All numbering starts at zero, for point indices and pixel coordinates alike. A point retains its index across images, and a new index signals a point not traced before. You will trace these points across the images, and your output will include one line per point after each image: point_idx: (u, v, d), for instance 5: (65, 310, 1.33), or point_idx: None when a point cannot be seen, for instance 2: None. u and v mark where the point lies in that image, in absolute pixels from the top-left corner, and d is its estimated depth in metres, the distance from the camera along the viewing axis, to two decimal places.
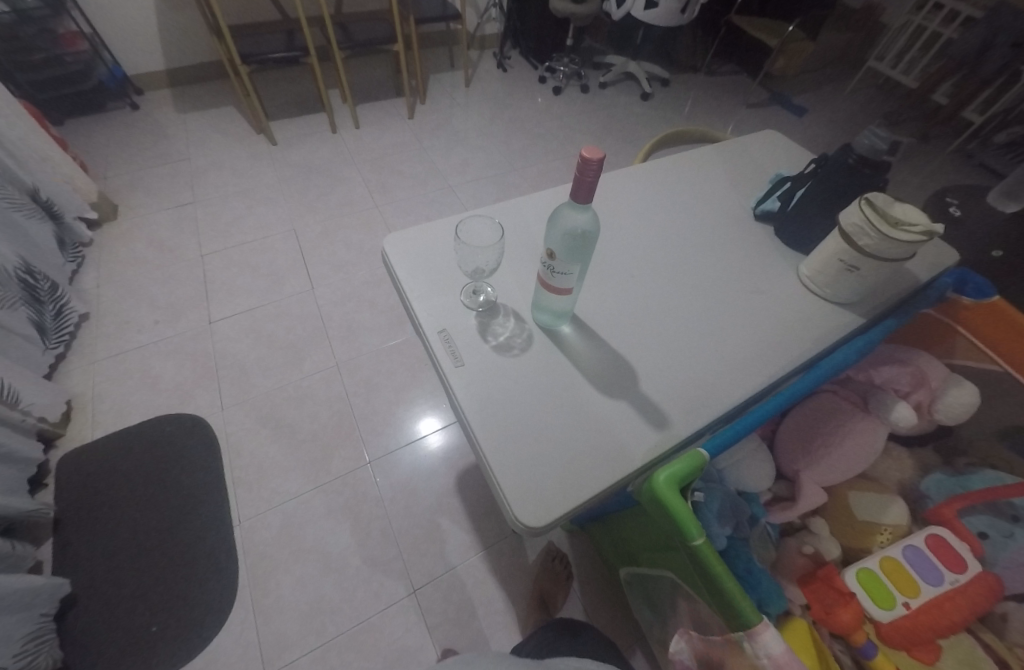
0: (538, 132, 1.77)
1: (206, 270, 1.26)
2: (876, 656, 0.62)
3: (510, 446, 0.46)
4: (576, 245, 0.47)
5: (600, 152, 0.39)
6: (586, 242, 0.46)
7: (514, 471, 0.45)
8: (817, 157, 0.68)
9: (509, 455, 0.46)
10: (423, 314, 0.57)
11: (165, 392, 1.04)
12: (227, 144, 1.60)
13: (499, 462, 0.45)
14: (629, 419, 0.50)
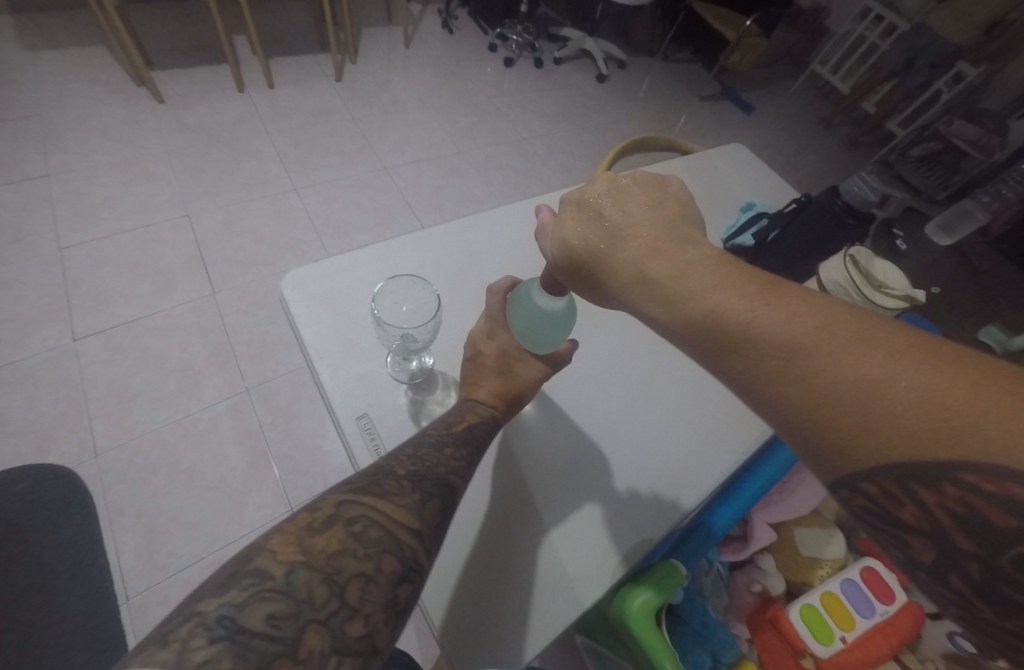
0: (487, 110, 1.59)
1: (69, 270, 1.00)
2: None
3: (464, 579, 0.42)
4: (539, 329, 0.43)
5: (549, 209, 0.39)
6: (550, 327, 0.42)
7: (463, 602, 0.41)
8: (799, 198, 0.64)
9: (457, 584, 0.42)
10: (334, 393, 0.49)
11: (15, 435, 0.82)
12: (94, 97, 1.27)
13: (445, 595, 0.41)
14: (594, 524, 0.46)
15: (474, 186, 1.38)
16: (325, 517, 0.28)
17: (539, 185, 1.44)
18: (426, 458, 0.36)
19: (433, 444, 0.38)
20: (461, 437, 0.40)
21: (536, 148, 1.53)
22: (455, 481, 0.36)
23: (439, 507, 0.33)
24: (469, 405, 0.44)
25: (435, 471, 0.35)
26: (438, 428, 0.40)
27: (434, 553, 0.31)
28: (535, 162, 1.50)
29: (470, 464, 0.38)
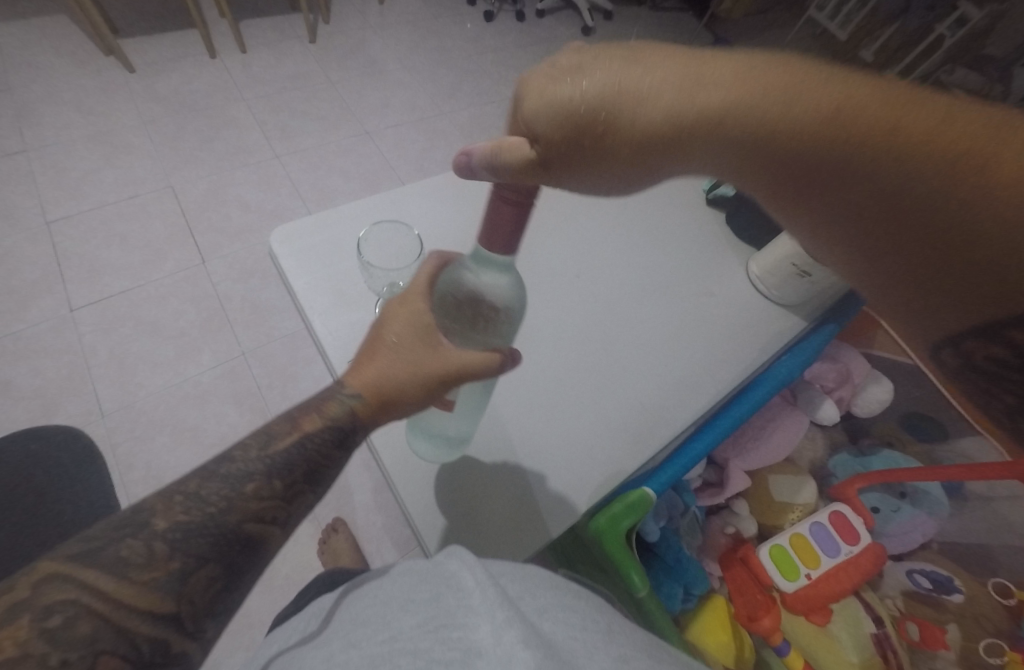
0: (468, 68, 1.55)
1: (58, 244, 1.02)
2: (788, 654, 0.69)
3: (451, 504, 0.47)
4: (484, 305, 0.37)
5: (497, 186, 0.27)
6: (501, 306, 0.36)
7: (450, 523, 0.46)
8: None
9: (444, 509, 0.47)
10: (328, 338, 0.52)
11: (23, 400, 0.87)
12: (66, 68, 1.25)
13: (432, 519, 0.46)
14: (580, 455, 0.51)
15: (457, 148, 1.37)
16: (1, 610, 0.22)
17: None
18: (226, 486, 0.29)
19: (244, 463, 0.30)
20: (281, 461, 0.31)
21: None
22: (264, 520, 0.30)
23: (214, 574, 0.27)
24: (326, 397, 0.35)
25: (219, 518, 0.28)
26: (254, 436, 0.33)
27: (205, 629, 0.27)
28: None
29: (299, 484, 0.32)
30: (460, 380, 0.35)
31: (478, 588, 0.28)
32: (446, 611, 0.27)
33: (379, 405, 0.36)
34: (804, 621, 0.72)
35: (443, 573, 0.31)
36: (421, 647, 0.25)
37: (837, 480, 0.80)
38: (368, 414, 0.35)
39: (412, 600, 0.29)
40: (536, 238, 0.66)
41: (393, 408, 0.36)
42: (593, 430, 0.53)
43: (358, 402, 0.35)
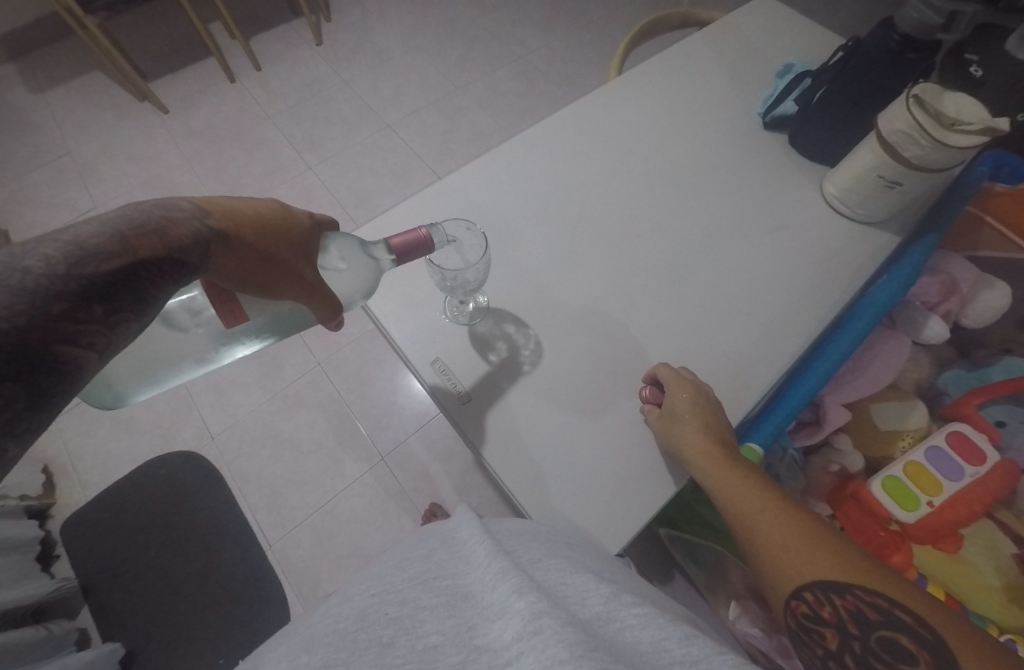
0: (475, 34, 1.48)
1: None
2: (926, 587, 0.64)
3: (554, 485, 0.47)
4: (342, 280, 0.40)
5: (426, 229, 0.38)
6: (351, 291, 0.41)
7: (557, 507, 0.46)
8: (849, 40, 0.56)
9: (550, 494, 0.46)
10: (408, 344, 0.54)
11: (146, 433, 0.98)
12: (109, 122, 1.32)
13: (540, 507, 0.46)
14: None
15: (479, 123, 1.33)
16: None
17: (545, 105, 1.36)
18: (10, 297, 0.20)
19: (45, 275, 0.21)
20: (105, 277, 0.23)
21: (535, 64, 1.43)
22: (76, 343, 0.22)
23: (12, 395, 0.20)
24: (177, 214, 0.27)
25: (19, 331, 0.20)
26: (62, 249, 0.22)
27: (8, 449, 0.20)
28: (537, 81, 1.40)
29: (123, 311, 0.24)
30: (307, 290, 0.34)
31: (468, 539, 0.33)
32: (440, 562, 0.33)
33: (240, 249, 0.30)
34: (932, 549, 0.67)
35: (440, 535, 0.37)
36: (419, 587, 0.31)
37: (950, 399, 0.73)
38: (219, 258, 0.29)
39: (413, 557, 0.35)
40: (586, 198, 0.62)
41: (246, 275, 0.31)
42: None
43: (217, 236, 0.29)
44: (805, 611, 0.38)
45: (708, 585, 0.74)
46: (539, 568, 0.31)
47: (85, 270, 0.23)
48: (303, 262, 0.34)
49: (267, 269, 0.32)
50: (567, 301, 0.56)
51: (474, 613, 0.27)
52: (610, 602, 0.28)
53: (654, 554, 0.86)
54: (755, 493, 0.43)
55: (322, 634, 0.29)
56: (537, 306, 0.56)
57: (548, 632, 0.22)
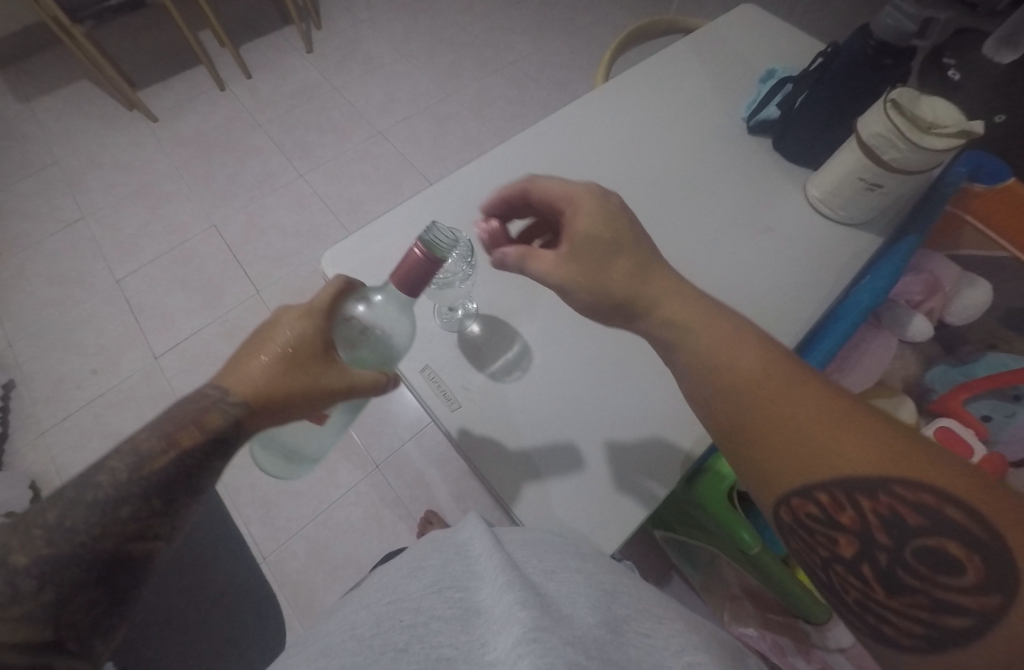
0: (465, 40, 1.49)
1: (130, 299, 1.11)
2: None
3: (547, 493, 0.47)
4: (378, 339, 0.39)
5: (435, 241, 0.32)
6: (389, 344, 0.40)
7: (549, 515, 0.46)
8: (828, 47, 0.58)
9: (540, 504, 0.46)
10: None
11: None
12: (97, 131, 1.32)
13: (532, 515, 0.46)
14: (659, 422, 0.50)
15: (471, 129, 1.34)
16: None
17: (535, 110, 1.37)
18: (91, 516, 0.27)
19: (111, 488, 0.28)
20: (155, 481, 0.29)
21: (525, 70, 1.44)
22: (144, 539, 0.29)
23: (95, 597, 0.27)
24: (207, 402, 0.33)
25: (95, 545, 0.27)
26: (126, 459, 0.29)
27: (98, 636, 0.27)
28: (527, 87, 1.41)
29: (176, 497, 0.30)
30: (343, 394, 0.35)
31: (481, 554, 0.32)
32: (453, 572, 0.32)
33: (265, 407, 0.34)
34: None
35: (454, 544, 0.36)
36: (432, 596, 0.30)
37: (937, 394, 0.75)
38: (258, 422, 0.34)
39: (426, 566, 0.34)
40: None
41: (285, 418, 0.35)
42: (669, 397, 0.52)
43: (243, 407, 0.33)
44: (815, 513, 0.28)
45: (705, 586, 0.75)
46: (552, 579, 0.31)
47: (142, 475, 0.29)
48: (329, 373, 0.35)
49: (295, 407, 0.34)
50: (558, 306, 0.57)
51: (484, 628, 0.26)
52: (619, 618, 0.28)
53: (650, 558, 0.86)
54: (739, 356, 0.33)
55: (339, 640, 0.30)
56: (527, 312, 0.56)
57: (549, 643, 0.22)
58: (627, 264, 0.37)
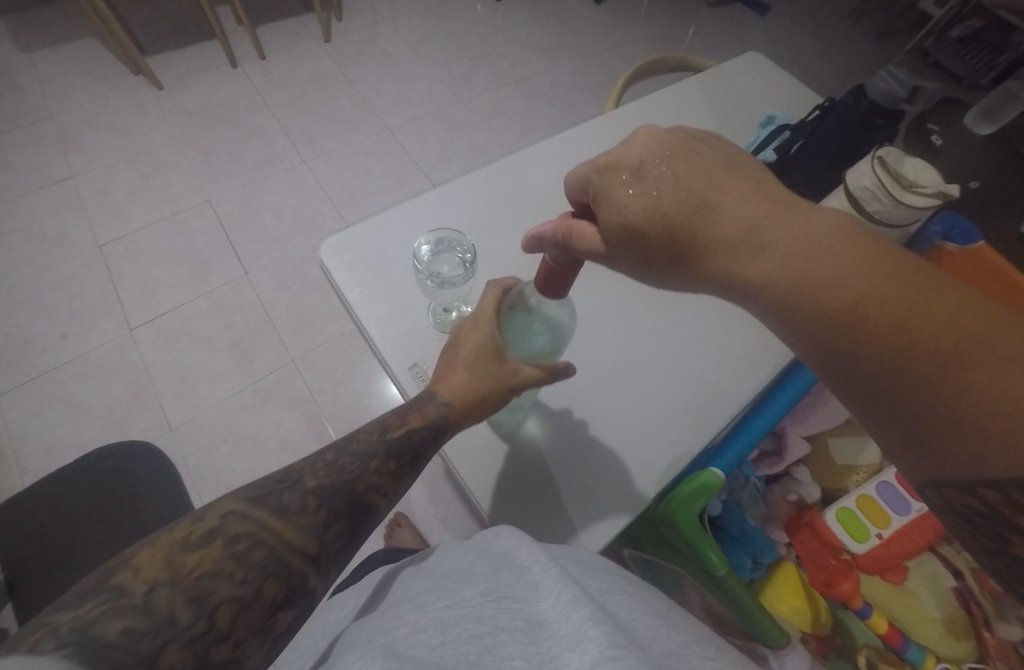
0: (481, 51, 1.52)
1: (110, 266, 1.07)
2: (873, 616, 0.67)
3: (531, 499, 0.48)
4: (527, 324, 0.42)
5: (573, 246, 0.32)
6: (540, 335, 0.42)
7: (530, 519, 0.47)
8: (826, 103, 0.62)
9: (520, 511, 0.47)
10: (387, 347, 0.55)
11: (97, 419, 0.93)
12: (96, 91, 1.28)
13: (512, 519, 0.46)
14: (643, 440, 0.51)
15: (479, 136, 1.36)
16: (200, 534, 0.26)
17: (543, 126, 1.41)
18: (360, 464, 0.34)
19: (367, 448, 0.36)
20: (394, 447, 0.37)
21: (537, 86, 1.48)
22: (378, 493, 0.34)
23: (343, 528, 0.31)
24: (419, 403, 0.41)
25: (356, 485, 0.33)
26: (372, 433, 0.37)
27: (330, 573, 0.30)
28: (538, 103, 1.45)
29: (403, 468, 0.37)
30: (522, 386, 0.41)
31: (535, 565, 0.32)
32: (508, 582, 0.31)
33: (465, 408, 0.41)
34: (879, 580, 0.71)
35: (501, 555, 0.34)
36: (493, 607, 0.29)
37: None
38: (459, 419, 0.41)
39: (479, 572, 0.32)
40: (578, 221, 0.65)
41: (479, 412, 0.42)
42: (655, 416, 0.53)
43: (448, 409, 0.40)
44: (985, 512, 0.23)
45: None
46: (609, 601, 0.31)
47: (385, 442, 0.37)
48: (511, 373, 0.41)
49: (484, 403, 0.41)
50: None
51: (555, 642, 0.25)
52: (681, 647, 0.28)
53: None
54: (901, 305, 0.27)
55: (405, 645, 0.27)
56: None
57: (627, 659, 0.22)
58: (741, 204, 0.32)
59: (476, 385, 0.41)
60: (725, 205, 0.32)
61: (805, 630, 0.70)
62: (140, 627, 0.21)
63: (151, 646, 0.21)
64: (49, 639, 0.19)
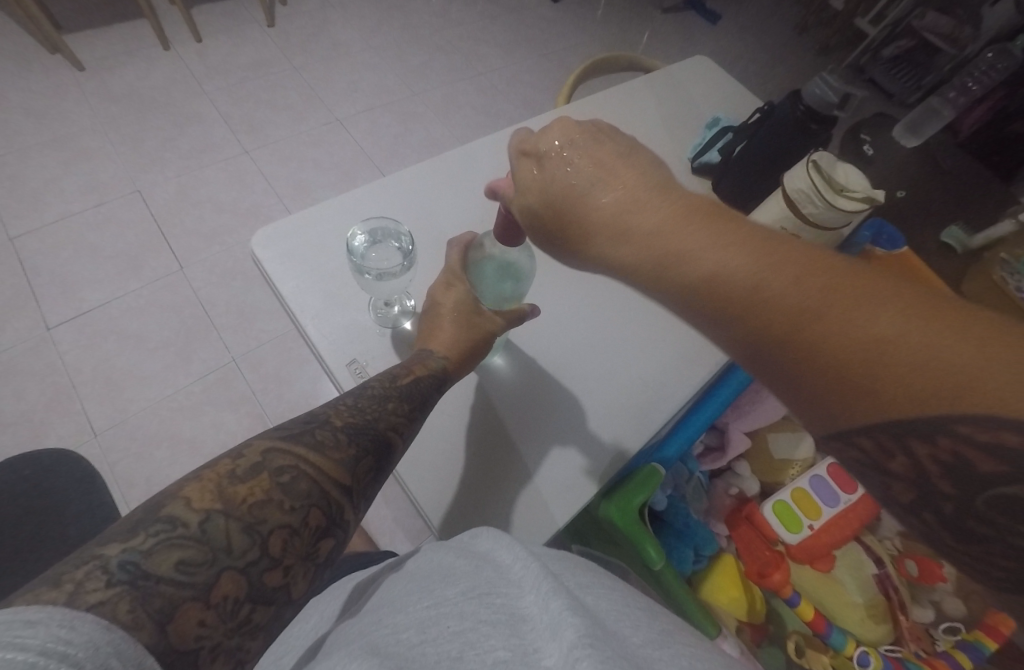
0: (435, 43, 1.49)
1: (24, 260, 0.98)
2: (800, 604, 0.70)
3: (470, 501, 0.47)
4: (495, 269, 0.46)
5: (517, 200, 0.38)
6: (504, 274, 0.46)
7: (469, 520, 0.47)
8: (765, 106, 0.64)
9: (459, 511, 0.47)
10: (323, 342, 0.52)
11: (10, 427, 0.85)
12: (7, 69, 1.17)
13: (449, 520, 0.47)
14: (585, 439, 0.51)
15: (433, 131, 1.33)
16: (247, 465, 0.27)
17: (499, 122, 1.39)
18: (379, 404, 0.37)
19: (380, 394, 0.38)
20: (405, 391, 0.40)
21: (494, 82, 1.46)
22: (396, 432, 0.36)
23: (373, 459, 0.33)
24: (421, 358, 0.45)
25: (378, 422, 0.35)
26: (382, 382, 0.40)
27: (361, 507, 0.32)
28: (494, 99, 1.43)
29: (414, 412, 0.39)
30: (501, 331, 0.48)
31: (517, 562, 0.29)
32: (490, 579, 0.28)
33: (460, 358, 0.46)
34: (809, 568, 0.74)
35: (481, 552, 0.31)
36: (475, 603, 0.26)
37: None
38: (456, 368, 0.45)
39: (460, 571, 0.29)
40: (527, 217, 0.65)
41: (471, 361, 0.47)
42: (599, 412, 0.53)
43: (444, 359, 0.45)
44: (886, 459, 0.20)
45: None
46: (588, 594, 0.28)
47: (395, 387, 0.40)
48: (490, 320, 0.47)
49: (474, 349, 0.46)
50: None
51: (537, 634, 0.24)
52: (664, 634, 0.26)
53: None
54: (765, 264, 0.25)
55: (383, 643, 0.25)
56: None
57: (608, 652, 0.21)
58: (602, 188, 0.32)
59: (465, 335, 0.46)
60: (595, 184, 0.32)
61: (741, 619, 0.73)
62: (196, 557, 0.23)
63: (208, 574, 0.23)
64: (101, 572, 0.20)
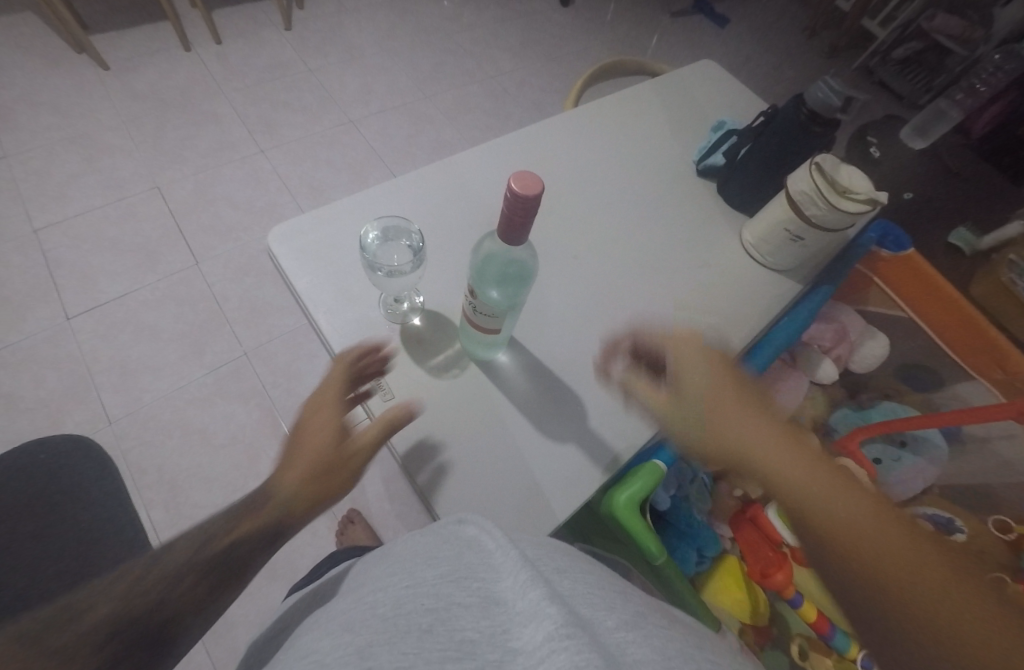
0: (447, 47, 1.51)
1: (47, 252, 1.01)
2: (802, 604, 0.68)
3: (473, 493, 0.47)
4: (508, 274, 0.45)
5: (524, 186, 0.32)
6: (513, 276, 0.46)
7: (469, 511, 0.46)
8: (768, 111, 0.65)
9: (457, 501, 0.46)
10: (334, 337, 0.53)
11: (29, 413, 0.88)
12: (34, 68, 1.21)
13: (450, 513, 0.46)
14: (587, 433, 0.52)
15: (444, 133, 1.35)
16: (42, 631, 0.28)
17: (510, 125, 1.41)
18: (184, 550, 0.36)
19: (187, 537, 0.37)
20: (233, 528, 0.38)
21: (504, 85, 1.48)
22: (227, 575, 0.36)
23: (188, 614, 0.33)
24: (262, 504, 0.41)
25: (184, 572, 0.34)
26: (217, 520, 0.39)
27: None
28: (505, 101, 1.45)
29: (246, 550, 0.38)
30: (336, 456, 0.42)
31: (499, 549, 0.28)
32: (469, 564, 0.27)
33: (314, 483, 0.42)
34: (814, 572, 0.73)
35: (465, 539, 0.30)
36: (451, 585, 0.25)
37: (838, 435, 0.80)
38: (304, 497, 0.41)
39: (442, 555, 0.29)
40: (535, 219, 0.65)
41: (326, 483, 0.42)
42: (604, 408, 0.54)
43: (294, 489, 0.41)
44: None
45: None
46: (566, 580, 0.27)
47: (219, 526, 0.38)
48: (340, 449, 0.43)
49: (326, 476, 0.42)
50: None
51: (510, 617, 0.22)
52: (639, 617, 0.26)
53: None
54: None
55: (362, 618, 0.25)
56: None
57: (582, 637, 0.19)
58: None
59: (311, 458, 0.43)
60: None
61: (743, 621, 0.72)
62: None
63: None
64: None
